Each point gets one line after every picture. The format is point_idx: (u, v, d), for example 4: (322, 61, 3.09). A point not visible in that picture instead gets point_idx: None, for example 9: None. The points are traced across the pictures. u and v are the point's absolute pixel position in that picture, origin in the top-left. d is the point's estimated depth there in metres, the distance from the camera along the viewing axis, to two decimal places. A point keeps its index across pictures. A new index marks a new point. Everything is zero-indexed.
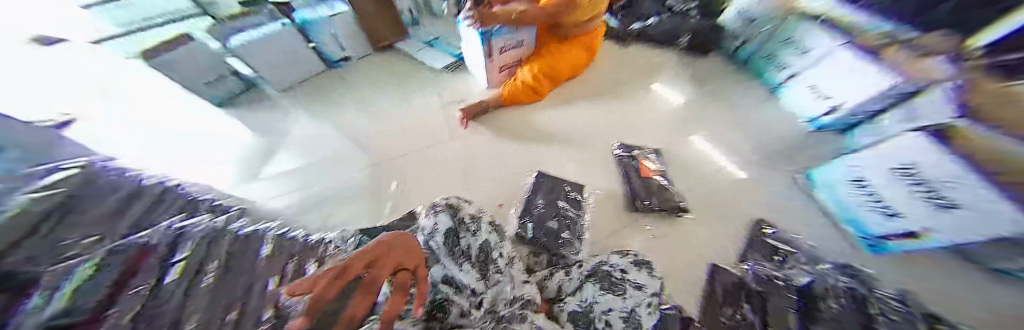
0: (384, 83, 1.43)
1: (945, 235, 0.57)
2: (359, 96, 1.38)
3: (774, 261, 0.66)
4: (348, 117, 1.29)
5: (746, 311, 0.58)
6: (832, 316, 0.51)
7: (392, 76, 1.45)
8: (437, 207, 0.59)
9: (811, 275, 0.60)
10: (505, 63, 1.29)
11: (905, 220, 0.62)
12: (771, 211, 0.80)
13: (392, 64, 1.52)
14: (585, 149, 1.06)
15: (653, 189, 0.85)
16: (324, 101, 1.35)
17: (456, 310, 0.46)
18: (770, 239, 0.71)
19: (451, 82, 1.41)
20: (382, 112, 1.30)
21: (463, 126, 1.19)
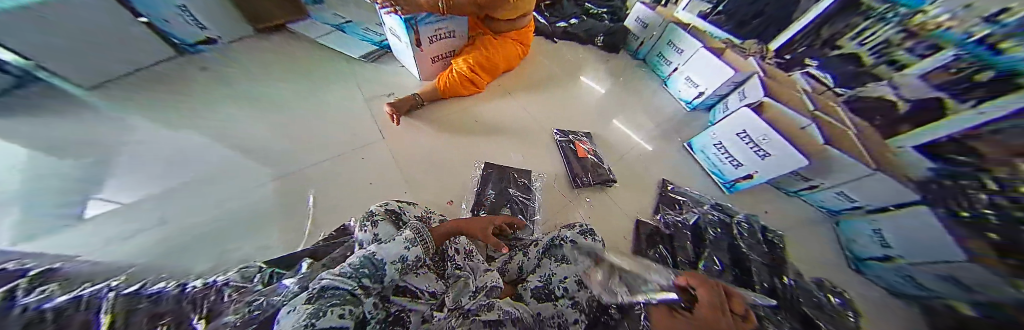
0: (283, 78, 1.14)
1: (765, 173, 0.85)
2: (248, 94, 1.07)
3: (677, 208, 0.86)
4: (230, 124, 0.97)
5: (663, 250, 0.73)
6: (712, 239, 0.71)
7: (295, 69, 1.17)
8: (375, 216, 0.53)
9: (698, 213, 0.79)
10: (439, 53, 1.22)
11: (745, 166, 0.90)
12: (671, 172, 1.03)
13: (287, 54, 1.22)
14: (528, 137, 1.12)
15: (588, 167, 0.97)
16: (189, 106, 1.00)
17: (418, 317, 0.41)
18: (673, 193, 0.91)
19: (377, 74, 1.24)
20: (285, 114, 1.04)
21: (394, 122, 1.07)
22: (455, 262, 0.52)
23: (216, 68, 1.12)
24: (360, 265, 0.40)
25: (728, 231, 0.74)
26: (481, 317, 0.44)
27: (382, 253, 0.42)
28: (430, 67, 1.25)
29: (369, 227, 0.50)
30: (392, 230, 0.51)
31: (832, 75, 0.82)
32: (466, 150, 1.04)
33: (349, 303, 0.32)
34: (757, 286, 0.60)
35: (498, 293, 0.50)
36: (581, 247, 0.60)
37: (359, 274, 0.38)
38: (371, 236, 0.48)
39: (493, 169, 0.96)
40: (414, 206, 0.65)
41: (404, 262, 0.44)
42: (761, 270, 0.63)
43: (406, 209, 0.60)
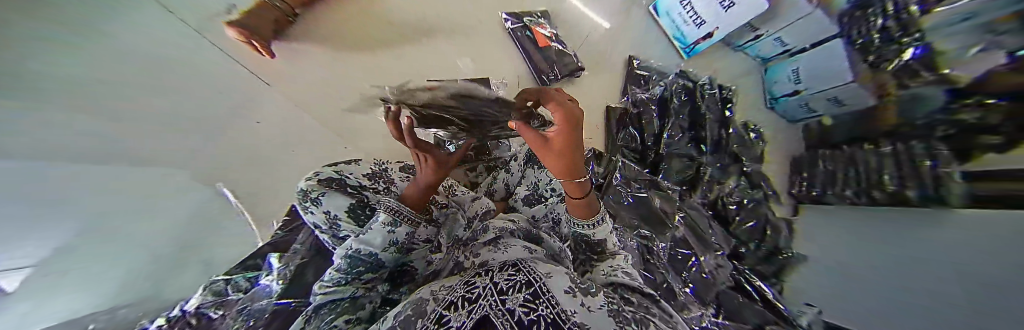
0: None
1: (724, 29, 0.83)
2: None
3: (642, 85, 0.85)
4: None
5: (632, 131, 0.77)
6: (675, 110, 0.73)
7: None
8: (310, 193, 0.40)
9: (664, 86, 0.78)
10: None
11: (706, 25, 0.85)
12: (635, 47, 0.96)
13: None
14: (475, 37, 0.91)
15: (552, 59, 0.87)
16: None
17: (421, 262, 0.42)
18: (637, 70, 0.88)
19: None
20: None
21: (270, 56, 0.80)
22: (438, 199, 0.46)
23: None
24: (353, 266, 0.33)
25: (693, 96, 0.73)
26: (480, 240, 0.45)
27: (372, 247, 0.33)
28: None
29: (315, 209, 0.40)
30: (349, 202, 0.40)
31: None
32: (401, 71, 0.86)
33: (357, 305, 0.34)
34: (708, 140, 0.70)
35: (493, 214, 0.53)
36: None
37: (356, 274, 0.34)
38: (325, 214, 0.40)
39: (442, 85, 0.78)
40: (360, 163, 0.50)
41: (399, 243, 0.35)
42: (713, 126, 0.70)
43: (349, 173, 0.45)
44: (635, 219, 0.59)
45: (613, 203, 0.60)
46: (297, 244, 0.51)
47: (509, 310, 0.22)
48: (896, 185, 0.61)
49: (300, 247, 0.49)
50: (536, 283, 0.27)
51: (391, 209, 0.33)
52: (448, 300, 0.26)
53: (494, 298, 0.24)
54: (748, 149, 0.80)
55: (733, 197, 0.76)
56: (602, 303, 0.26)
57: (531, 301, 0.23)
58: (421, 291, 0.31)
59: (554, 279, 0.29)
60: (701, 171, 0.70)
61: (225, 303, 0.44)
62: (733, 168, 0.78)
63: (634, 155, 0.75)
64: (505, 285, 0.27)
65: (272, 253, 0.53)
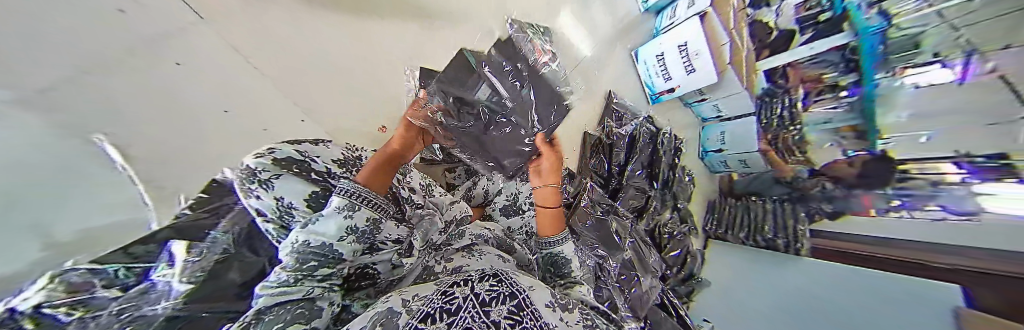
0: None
1: (684, 87, 0.99)
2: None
3: (616, 119, 0.93)
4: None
5: (602, 157, 0.85)
6: (641, 148, 0.84)
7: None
8: (261, 174, 0.34)
9: (635, 124, 0.88)
10: None
11: (672, 80, 1.01)
12: (614, 84, 1.08)
13: None
14: (473, 34, 0.91)
15: None
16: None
17: (386, 266, 0.37)
18: (614, 105, 0.98)
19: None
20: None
21: None
22: (414, 199, 0.45)
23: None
24: (304, 261, 0.28)
25: (655, 140, 0.86)
26: (455, 246, 0.45)
27: (325, 237, 0.29)
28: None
29: (264, 194, 0.33)
30: (311, 190, 0.36)
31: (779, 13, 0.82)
32: (388, 52, 0.84)
33: (314, 312, 0.28)
34: (659, 177, 0.83)
35: (469, 221, 0.54)
36: None
37: (310, 270, 0.29)
38: (275, 201, 0.34)
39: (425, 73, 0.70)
40: (330, 145, 0.46)
41: (359, 233, 0.32)
42: (665, 168, 0.84)
43: (314, 156, 0.41)
44: (594, 241, 0.65)
45: (578, 223, 0.66)
46: (215, 232, 0.42)
47: (494, 321, 0.23)
48: (772, 235, 0.83)
49: (222, 237, 0.41)
50: (519, 295, 0.28)
51: (344, 192, 0.31)
52: (427, 311, 0.24)
53: (476, 309, 0.24)
54: (683, 189, 0.97)
55: (669, 229, 0.90)
56: (579, 318, 0.29)
57: (516, 314, 0.24)
58: (386, 302, 0.29)
59: (535, 292, 0.31)
60: (650, 204, 0.83)
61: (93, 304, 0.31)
62: (671, 203, 0.94)
63: (600, 180, 0.83)
64: (487, 296, 0.26)
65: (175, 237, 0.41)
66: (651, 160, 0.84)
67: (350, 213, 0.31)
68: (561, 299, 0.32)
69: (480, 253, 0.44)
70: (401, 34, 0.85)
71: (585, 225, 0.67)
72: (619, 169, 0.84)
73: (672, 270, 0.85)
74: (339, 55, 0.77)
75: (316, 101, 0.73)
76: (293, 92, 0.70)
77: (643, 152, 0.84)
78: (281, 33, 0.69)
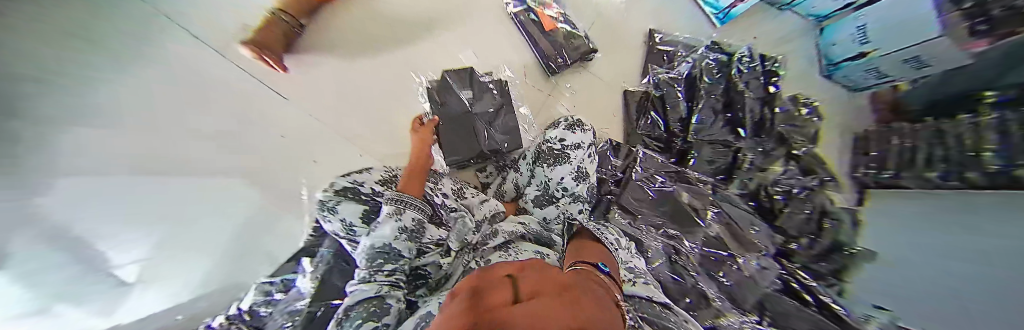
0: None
1: None
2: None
3: (666, 63, 0.76)
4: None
5: (654, 116, 0.70)
6: (706, 89, 0.64)
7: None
8: (328, 202, 0.42)
9: (692, 62, 0.69)
10: None
11: None
12: (657, 20, 0.86)
13: None
14: (477, 23, 0.87)
15: (560, 42, 0.80)
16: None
17: (435, 266, 0.41)
18: (661, 47, 0.79)
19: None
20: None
21: (284, 71, 0.82)
22: (449, 204, 0.48)
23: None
24: (372, 259, 0.35)
25: (727, 73, 0.64)
26: (492, 245, 0.43)
27: (384, 238, 0.35)
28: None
29: (333, 217, 0.41)
30: (364, 208, 0.42)
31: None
32: (406, 67, 0.86)
33: (384, 310, 0.31)
34: (747, 123, 0.60)
35: (502, 218, 0.52)
36: (571, 145, 0.54)
37: (378, 267, 0.35)
38: (341, 222, 0.41)
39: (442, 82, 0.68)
40: (371, 172, 0.51)
41: (409, 231, 0.37)
42: (754, 107, 0.60)
43: (362, 181, 0.47)
44: (655, 218, 0.57)
45: (630, 200, 0.60)
46: (324, 248, 0.53)
47: None
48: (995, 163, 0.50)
49: (327, 251, 0.52)
50: None
51: (395, 200, 0.38)
52: None
53: None
54: (797, 128, 0.69)
55: (781, 187, 0.66)
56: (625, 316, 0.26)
57: None
58: (430, 306, 0.30)
59: None
60: (743, 159, 0.61)
61: (274, 302, 0.49)
62: (781, 150, 0.68)
63: (660, 145, 0.69)
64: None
65: (303, 256, 0.57)
66: (728, 100, 0.63)
67: (399, 217, 0.37)
68: None
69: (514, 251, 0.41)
70: (413, 47, 0.87)
71: (645, 197, 0.60)
72: (685, 123, 0.66)
73: (800, 240, 0.62)
74: (371, 87, 0.86)
75: (362, 135, 0.85)
76: (348, 131, 0.84)
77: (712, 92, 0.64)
78: (329, 85, 0.85)
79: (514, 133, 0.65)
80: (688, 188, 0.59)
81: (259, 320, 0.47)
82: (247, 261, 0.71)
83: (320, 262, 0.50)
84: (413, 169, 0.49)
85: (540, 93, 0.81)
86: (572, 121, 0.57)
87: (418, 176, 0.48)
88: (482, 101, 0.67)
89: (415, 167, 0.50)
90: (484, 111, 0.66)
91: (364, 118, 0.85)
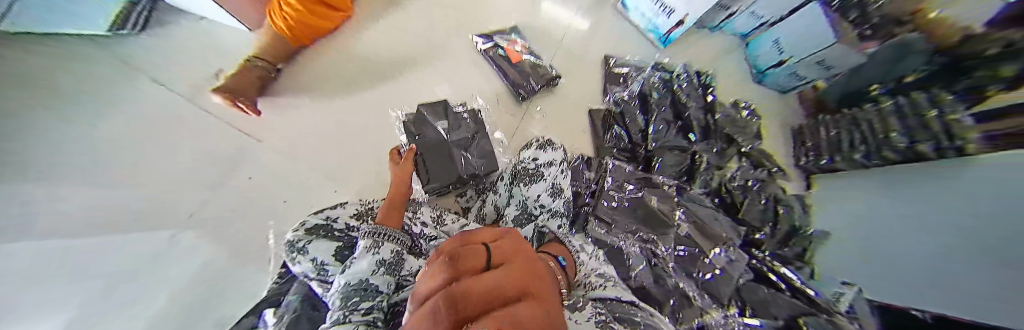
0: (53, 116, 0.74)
1: (695, 15, 0.81)
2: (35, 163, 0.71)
3: (621, 84, 0.85)
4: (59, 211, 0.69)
5: (618, 130, 0.77)
6: (657, 103, 0.73)
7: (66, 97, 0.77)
8: (298, 243, 0.41)
9: (641, 81, 0.78)
10: None
11: (675, 13, 0.84)
12: (610, 46, 0.97)
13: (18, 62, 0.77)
14: (449, 60, 0.93)
15: (527, 71, 0.87)
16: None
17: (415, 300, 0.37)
18: (616, 69, 0.89)
19: (208, 53, 0.86)
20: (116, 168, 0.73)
21: (257, 114, 0.81)
22: (428, 232, 0.49)
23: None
24: (347, 298, 0.31)
25: (670, 88, 0.74)
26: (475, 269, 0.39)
27: (360, 274, 0.34)
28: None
29: (303, 257, 0.39)
30: (337, 244, 0.41)
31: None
32: (381, 102, 0.88)
33: None
34: (695, 129, 0.69)
35: None
36: (544, 163, 0.58)
37: (353, 306, 0.30)
38: (312, 262, 0.39)
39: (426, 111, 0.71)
40: (342, 207, 0.51)
41: (387, 265, 0.37)
42: (698, 115, 0.70)
43: (336, 217, 0.47)
44: (631, 223, 0.60)
45: (606, 211, 0.62)
46: (291, 295, 0.52)
47: None
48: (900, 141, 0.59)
49: (294, 298, 0.50)
50: None
51: (372, 235, 0.40)
52: None
53: None
54: (741, 129, 0.78)
55: (737, 183, 0.72)
56: (590, 315, 0.29)
57: None
58: None
59: None
60: (699, 161, 0.68)
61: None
62: (732, 149, 0.76)
63: (626, 155, 0.75)
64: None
65: (268, 306, 0.53)
66: (677, 111, 0.71)
67: (377, 251, 0.37)
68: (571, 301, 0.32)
69: None
70: (389, 84, 0.90)
71: (622, 207, 0.62)
72: (642, 132, 0.74)
73: (763, 230, 0.67)
74: (348, 124, 0.86)
75: (337, 172, 0.82)
76: (320, 170, 0.81)
77: (661, 104, 0.73)
78: (302, 126, 0.84)
79: (490, 156, 0.69)
80: (656, 192, 0.63)
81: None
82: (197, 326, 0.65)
83: (286, 309, 0.48)
84: (390, 201, 0.52)
85: (512, 115, 0.86)
86: (542, 142, 0.62)
87: (392, 209, 0.50)
88: (458, 129, 0.71)
89: (392, 198, 0.53)
90: (459, 139, 0.69)
91: (338, 156, 0.83)
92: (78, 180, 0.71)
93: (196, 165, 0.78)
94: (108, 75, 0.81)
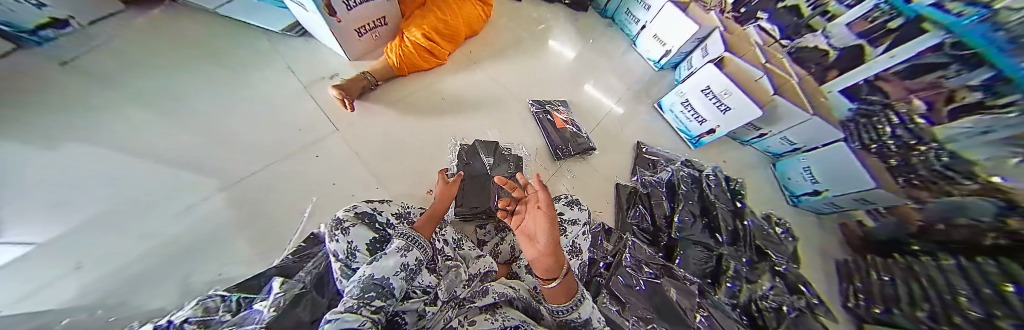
0: (208, 78, 0.99)
1: (726, 126, 0.90)
2: (172, 103, 0.91)
3: (650, 168, 0.92)
4: (170, 143, 0.85)
5: (642, 209, 0.80)
6: (684, 195, 0.76)
7: (227, 66, 1.03)
8: (345, 222, 0.47)
9: (672, 171, 0.84)
10: (364, 23, 1.04)
11: (707, 122, 0.95)
12: (644, 134, 1.08)
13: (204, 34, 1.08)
14: (505, 113, 1.10)
15: (567, 137, 0.99)
16: (81, 124, 0.81)
17: (414, 317, 0.37)
18: (647, 155, 0.97)
19: (331, 63, 1.12)
20: (224, 124, 0.91)
21: (349, 109, 1.00)
22: (446, 252, 0.52)
23: (116, 75, 0.92)
24: (366, 291, 0.32)
25: (699, 184, 0.78)
26: (477, 304, 0.43)
27: (384, 270, 0.36)
28: (357, 42, 1.09)
29: (342, 237, 0.45)
30: (372, 236, 0.47)
31: (780, 26, 0.84)
32: (440, 131, 1.04)
33: None
34: (723, 229, 0.69)
35: (493, 278, 0.54)
36: (567, 219, 0.62)
37: (368, 300, 0.31)
38: (346, 245, 0.44)
39: (481, 148, 0.83)
40: (388, 203, 0.59)
41: (409, 270, 0.40)
42: (726, 216, 0.71)
43: (381, 210, 0.54)
44: (647, 310, 0.56)
45: (623, 288, 0.60)
46: (305, 269, 0.58)
47: None
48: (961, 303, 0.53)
49: (314, 269, 0.57)
50: None
51: (401, 237, 0.44)
52: None
53: None
54: (773, 243, 0.75)
55: (771, 302, 0.65)
56: None
57: None
58: None
59: None
60: (725, 265, 0.66)
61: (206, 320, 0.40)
62: (765, 264, 0.71)
63: (646, 237, 0.75)
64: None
65: (277, 276, 0.56)
66: (706, 208, 0.73)
67: (404, 255, 0.41)
68: None
69: (500, 316, 0.41)
70: (450, 119, 1.07)
71: (635, 290, 0.60)
72: (669, 215, 0.76)
73: None
74: (406, 142, 1.00)
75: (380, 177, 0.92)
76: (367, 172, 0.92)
77: (685, 194, 0.77)
78: (371, 133, 1.00)
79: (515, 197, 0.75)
80: (673, 282, 0.62)
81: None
82: (179, 282, 0.65)
83: (300, 278, 0.53)
84: (430, 212, 0.57)
85: (545, 168, 0.95)
86: (570, 199, 0.67)
87: (420, 222, 0.54)
88: (499, 169, 0.80)
89: (433, 209, 0.59)
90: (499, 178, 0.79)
91: (388, 164, 0.95)
92: (183, 125, 0.88)
93: (280, 138, 0.93)
94: (255, 56, 1.07)
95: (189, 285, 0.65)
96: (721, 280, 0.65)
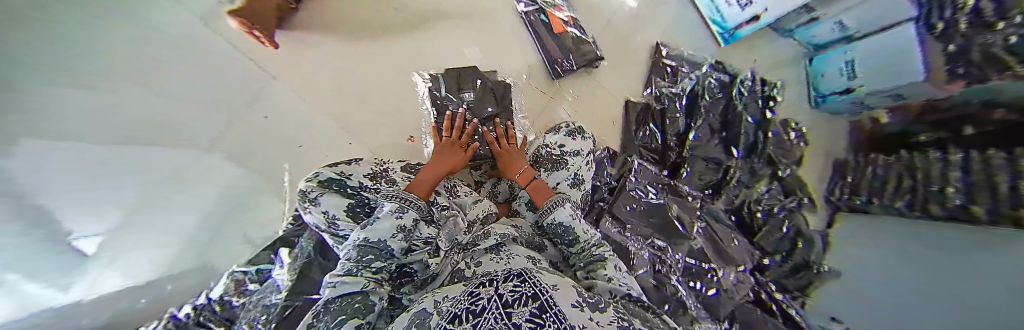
0: None
1: (775, 9, 0.69)
2: None
3: (669, 76, 0.77)
4: None
5: (652, 127, 0.72)
6: (705, 108, 0.67)
7: None
8: (311, 193, 0.39)
9: (696, 78, 0.70)
10: None
11: (752, 6, 0.73)
12: (663, 32, 0.86)
13: None
14: (486, 17, 0.84)
15: (568, 46, 0.79)
16: None
17: (420, 265, 0.38)
18: (665, 59, 0.80)
19: None
20: None
21: (273, 46, 0.77)
22: (438, 200, 0.46)
23: None
24: (364, 253, 0.32)
25: (727, 93, 0.67)
26: (481, 247, 0.41)
27: (380, 234, 0.32)
28: None
29: (314, 209, 0.39)
30: (348, 202, 0.40)
31: None
32: (409, 53, 0.83)
33: (369, 307, 0.28)
34: (740, 143, 0.63)
35: (494, 219, 0.52)
36: (571, 151, 0.55)
37: (366, 263, 0.32)
38: (323, 215, 0.39)
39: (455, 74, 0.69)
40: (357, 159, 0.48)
41: (406, 231, 0.34)
42: (749, 130, 0.63)
43: (350, 174, 0.43)
44: (645, 229, 0.58)
45: (622, 210, 0.60)
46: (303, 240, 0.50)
47: (511, 320, 0.14)
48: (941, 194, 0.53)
49: (307, 242, 0.49)
50: (542, 296, 0.20)
51: (394, 198, 0.36)
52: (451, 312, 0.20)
53: (498, 311, 0.17)
54: (785, 150, 0.71)
55: (762, 204, 0.68)
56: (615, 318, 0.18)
57: (537, 314, 0.15)
58: (418, 305, 0.26)
59: (562, 292, 0.22)
60: (731, 176, 0.65)
61: (246, 293, 0.53)
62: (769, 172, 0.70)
63: (654, 157, 0.71)
64: (511, 298, 0.20)
65: (282, 246, 0.57)
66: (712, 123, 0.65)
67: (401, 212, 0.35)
68: (590, 295, 0.23)
69: (502, 254, 0.38)
70: (417, 33, 0.83)
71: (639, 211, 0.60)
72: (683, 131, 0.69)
73: (773, 256, 0.64)
74: (371, 76, 0.83)
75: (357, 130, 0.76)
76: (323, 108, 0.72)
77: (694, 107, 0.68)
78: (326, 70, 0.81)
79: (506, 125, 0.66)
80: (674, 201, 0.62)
81: (231, 311, 0.52)
82: (227, 248, 0.72)
83: (299, 253, 0.49)
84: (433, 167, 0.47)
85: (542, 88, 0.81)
86: (572, 129, 0.58)
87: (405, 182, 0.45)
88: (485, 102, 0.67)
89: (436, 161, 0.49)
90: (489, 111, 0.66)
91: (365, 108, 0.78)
92: None
93: (207, 92, 0.71)
94: None
95: (250, 242, 0.75)
96: (723, 194, 0.65)
